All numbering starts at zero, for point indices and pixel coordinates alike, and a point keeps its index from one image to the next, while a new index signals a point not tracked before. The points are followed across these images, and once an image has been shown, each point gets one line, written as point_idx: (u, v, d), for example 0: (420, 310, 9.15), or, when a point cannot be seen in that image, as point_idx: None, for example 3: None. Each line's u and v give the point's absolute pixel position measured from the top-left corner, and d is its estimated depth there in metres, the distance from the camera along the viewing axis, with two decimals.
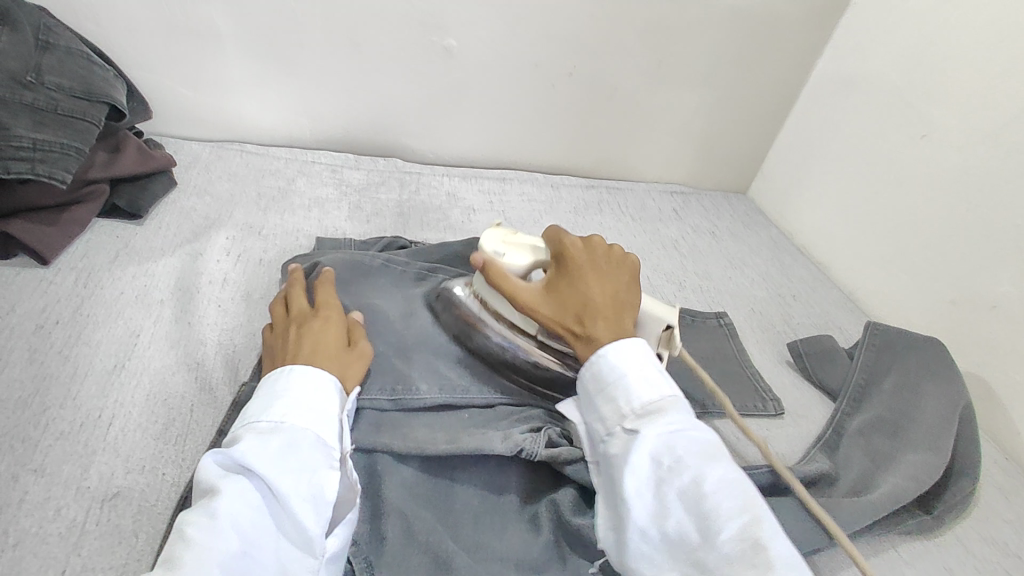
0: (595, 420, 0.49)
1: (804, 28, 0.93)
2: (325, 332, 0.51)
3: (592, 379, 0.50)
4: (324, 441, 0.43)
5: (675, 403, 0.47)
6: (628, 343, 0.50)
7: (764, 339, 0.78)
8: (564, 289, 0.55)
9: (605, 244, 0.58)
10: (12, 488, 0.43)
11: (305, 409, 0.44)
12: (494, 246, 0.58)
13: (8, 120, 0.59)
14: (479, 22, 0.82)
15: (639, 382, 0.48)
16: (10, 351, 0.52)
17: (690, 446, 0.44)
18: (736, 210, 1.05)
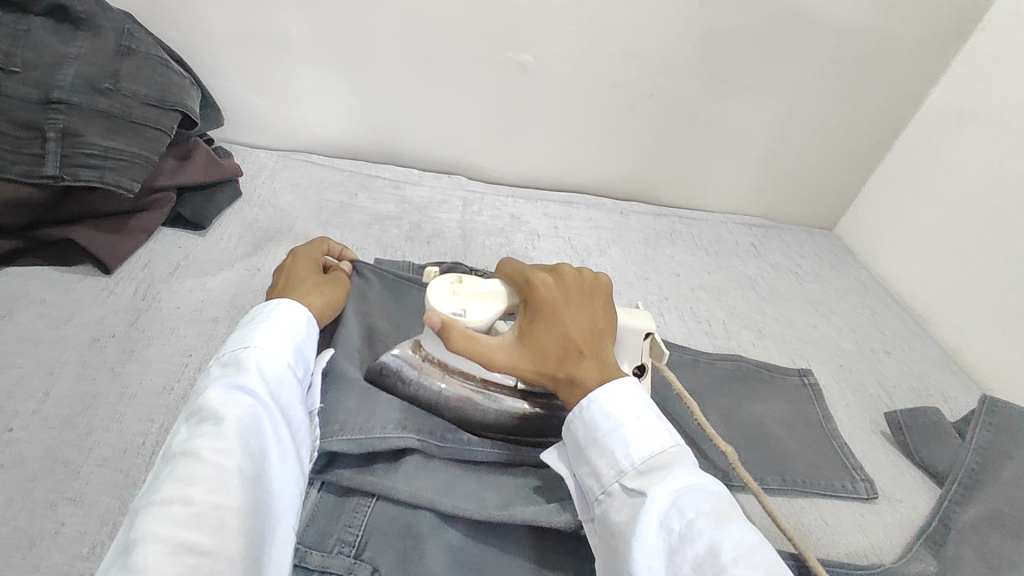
0: (587, 476, 0.43)
1: (917, 55, 0.84)
2: (295, 266, 0.58)
3: (581, 429, 0.44)
4: (293, 367, 0.46)
5: (679, 456, 0.41)
6: (621, 383, 0.45)
7: (854, 402, 0.70)
8: (537, 332, 0.47)
9: (573, 268, 0.51)
10: (48, 518, 0.41)
11: (274, 339, 0.46)
12: (450, 303, 0.47)
13: (81, 127, 0.59)
14: (559, 38, 0.77)
15: (637, 430, 0.42)
16: (63, 364, 0.51)
17: (702, 505, 0.37)
18: (823, 249, 0.96)
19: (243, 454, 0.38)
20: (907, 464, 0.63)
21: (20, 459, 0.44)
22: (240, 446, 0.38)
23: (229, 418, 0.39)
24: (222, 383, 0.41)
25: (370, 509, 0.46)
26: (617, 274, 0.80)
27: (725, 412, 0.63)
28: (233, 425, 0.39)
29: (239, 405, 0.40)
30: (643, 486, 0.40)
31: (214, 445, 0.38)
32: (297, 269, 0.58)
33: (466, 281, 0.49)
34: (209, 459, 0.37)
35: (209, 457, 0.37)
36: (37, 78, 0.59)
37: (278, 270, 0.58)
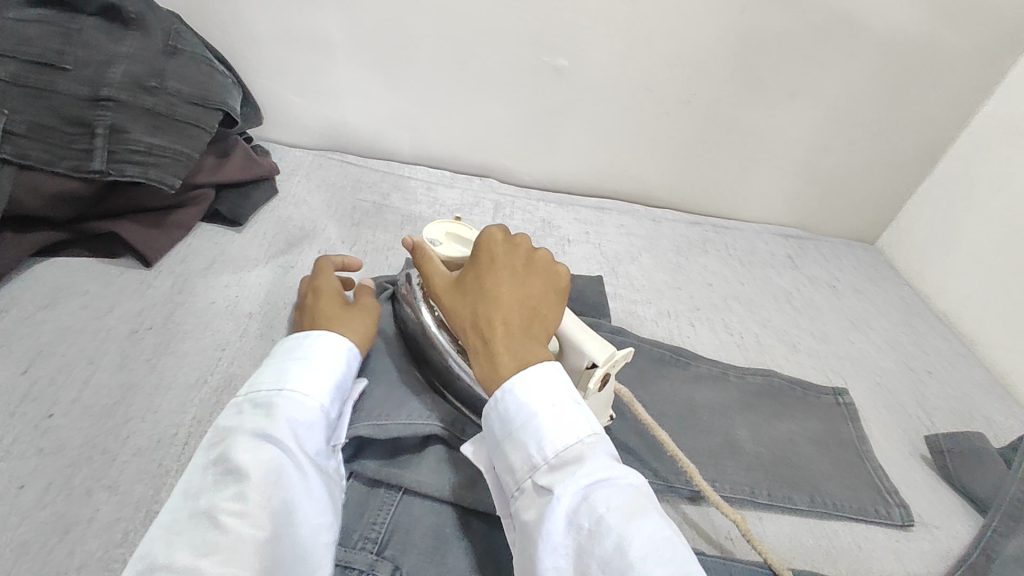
0: (503, 471, 0.40)
1: (969, 64, 0.80)
2: (319, 301, 0.54)
3: (495, 421, 0.41)
4: (325, 413, 0.45)
5: (595, 445, 0.39)
6: (540, 371, 0.42)
7: (892, 424, 0.67)
8: (469, 283, 0.47)
9: (532, 247, 0.49)
10: (85, 504, 0.42)
11: (309, 384, 0.45)
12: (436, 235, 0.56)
13: (128, 124, 0.61)
14: (597, 44, 0.77)
15: (551, 421, 0.39)
16: (103, 354, 0.53)
17: (613, 499, 0.35)
18: (862, 262, 0.93)
19: (264, 518, 0.38)
20: (948, 490, 0.61)
21: (60, 445, 0.46)
22: (261, 508, 0.38)
23: (253, 478, 0.39)
24: (248, 439, 0.41)
25: (393, 509, 0.47)
26: (648, 283, 0.80)
27: (755, 427, 0.62)
28: (256, 485, 0.39)
29: (263, 463, 0.40)
30: (553, 480, 0.37)
31: (234, 509, 0.38)
32: (321, 303, 0.54)
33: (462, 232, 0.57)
34: (228, 524, 0.37)
35: (228, 522, 0.37)
36: (88, 76, 0.60)
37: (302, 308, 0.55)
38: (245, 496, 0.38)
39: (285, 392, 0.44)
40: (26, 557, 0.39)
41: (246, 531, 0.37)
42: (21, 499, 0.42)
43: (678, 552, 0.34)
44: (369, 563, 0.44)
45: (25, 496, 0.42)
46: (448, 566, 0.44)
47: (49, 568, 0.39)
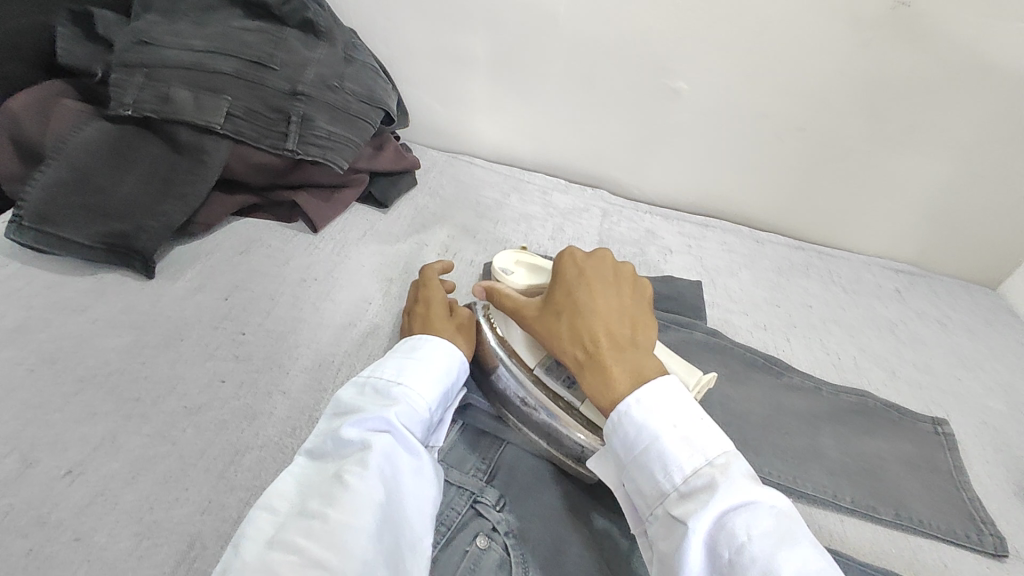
0: (639, 498, 0.45)
1: None
2: (426, 308, 0.60)
3: (624, 447, 0.46)
4: (429, 402, 0.50)
5: (725, 468, 0.42)
6: (664, 388, 0.46)
7: (994, 461, 0.66)
8: (564, 304, 0.54)
9: (608, 259, 0.57)
10: (266, 401, 0.54)
11: (420, 377, 0.51)
12: (505, 263, 0.63)
13: (315, 114, 0.73)
14: (714, 70, 0.82)
15: (677, 444, 0.44)
16: (280, 293, 0.65)
17: (752, 527, 0.38)
18: (980, 305, 0.90)
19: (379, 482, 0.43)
20: None
21: (249, 355, 0.57)
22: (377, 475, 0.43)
23: (372, 447, 0.44)
24: (365, 417, 0.46)
25: (501, 450, 0.55)
26: (746, 297, 0.84)
27: (845, 440, 0.63)
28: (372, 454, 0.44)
29: (380, 437, 0.45)
30: (687, 508, 0.41)
31: (354, 469, 0.43)
32: (429, 315, 0.59)
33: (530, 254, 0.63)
34: (350, 481, 0.42)
35: (351, 480, 0.42)
36: (288, 74, 0.73)
37: (410, 317, 0.60)
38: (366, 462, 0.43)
39: (400, 383, 0.50)
40: (225, 431, 0.51)
41: (364, 489, 0.42)
42: (222, 389, 0.54)
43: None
44: (479, 487, 0.52)
45: (225, 388, 0.54)
46: (544, 502, 0.51)
47: (241, 442, 0.50)
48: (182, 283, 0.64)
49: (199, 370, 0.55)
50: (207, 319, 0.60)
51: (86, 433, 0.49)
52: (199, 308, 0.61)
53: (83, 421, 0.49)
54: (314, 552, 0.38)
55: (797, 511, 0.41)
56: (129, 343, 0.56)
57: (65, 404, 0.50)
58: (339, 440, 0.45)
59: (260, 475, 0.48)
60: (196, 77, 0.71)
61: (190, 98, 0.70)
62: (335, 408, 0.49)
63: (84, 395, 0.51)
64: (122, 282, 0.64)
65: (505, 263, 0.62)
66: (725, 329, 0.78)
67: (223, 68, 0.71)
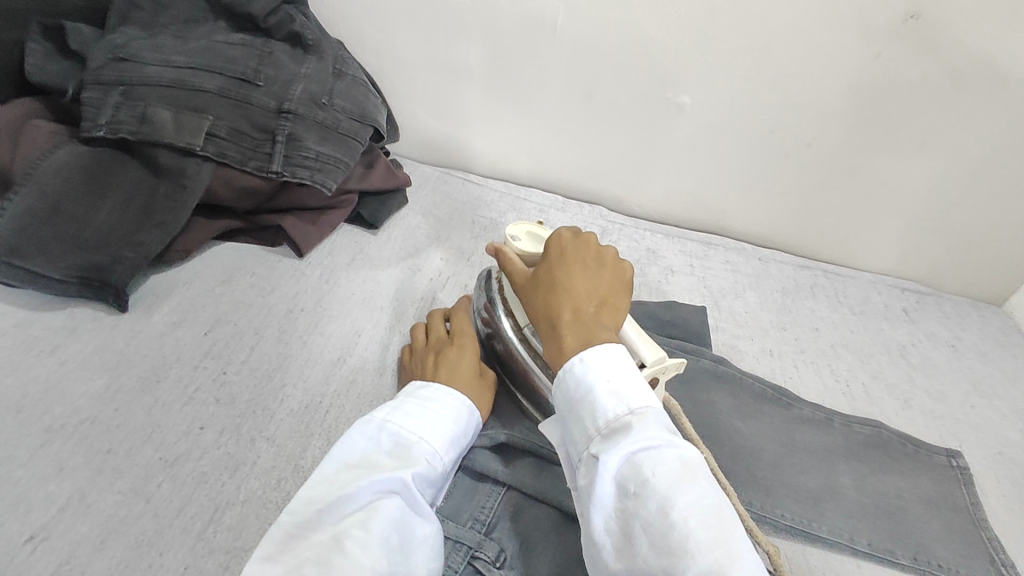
0: (568, 442, 0.46)
1: None
2: (461, 360, 0.56)
3: (560, 394, 0.47)
4: (441, 461, 0.48)
5: (645, 415, 0.43)
6: (608, 346, 0.47)
7: (1013, 496, 0.64)
8: (542, 275, 0.54)
9: (600, 245, 0.55)
10: (249, 449, 0.50)
11: (435, 431, 0.48)
12: (515, 233, 0.61)
13: (303, 133, 0.70)
14: (718, 85, 0.80)
15: (608, 393, 0.44)
16: (265, 327, 0.62)
17: (660, 466, 0.40)
18: (990, 326, 0.88)
19: (383, 554, 0.40)
20: None
21: (232, 397, 0.54)
22: (382, 544, 0.40)
23: (379, 513, 0.41)
24: (377, 475, 0.43)
25: (500, 497, 0.52)
26: (751, 320, 0.81)
27: (860, 477, 0.61)
28: (380, 522, 0.41)
29: (388, 501, 0.42)
30: (604, 449, 0.42)
31: (357, 536, 0.40)
32: (461, 366, 0.55)
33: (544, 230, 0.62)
34: (351, 551, 0.39)
35: (352, 549, 0.39)
36: (275, 92, 0.69)
37: (439, 360, 0.56)
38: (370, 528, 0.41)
39: (414, 436, 0.47)
40: (204, 485, 0.47)
41: (367, 562, 0.39)
42: (202, 437, 0.50)
43: (718, 515, 0.38)
44: (477, 541, 0.48)
45: (205, 436, 0.50)
46: (548, 557, 0.48)
47: (221, 497, 0.47)
48: (161, 318, 0.61)
49: (177, 416, 0.51)
50: (187, 358, 0.57)
51: (52, 492, 0.45)
52: (179, 345, 0.58)
53: (49, 477, 0.46)
54: None
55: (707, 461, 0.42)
56: (102, 386, 0.53)
57: (31, 458, 0.47)
58: (346, 497, 0.42)
59: (241, 535, 0.45)
60: (177, 96, 0.67)
61: (170, 118, 0.66)
62: (344, 454, 0.46)
63: (51, 447, 0.48)
64: (96, 317, 0.60)
65: (516, 234, 0.61)
66: (730, 355, 0.76)
67: (205, 85, 0.68)
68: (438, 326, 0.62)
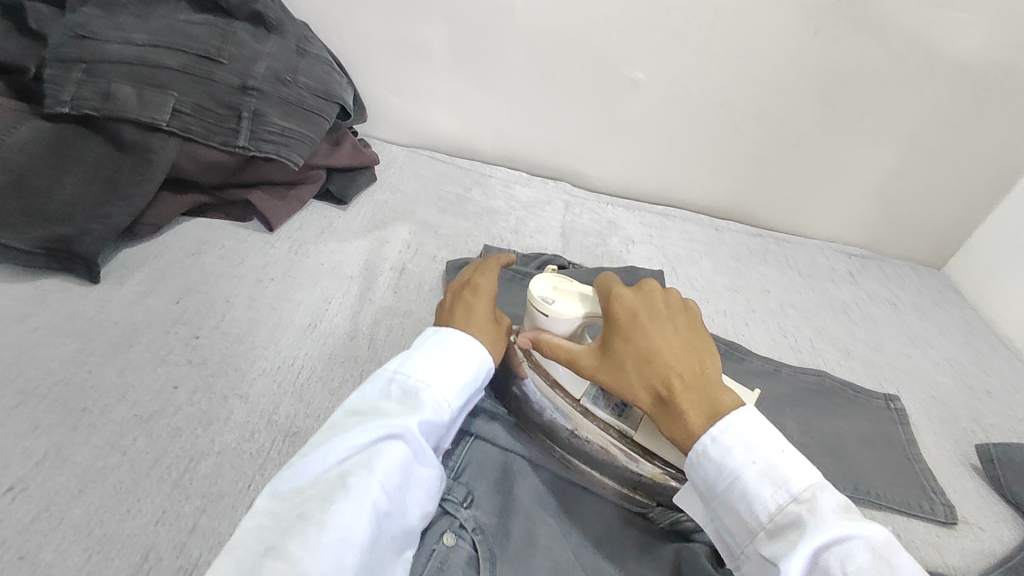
0: (729, 532, 0.44)
1: None
2: (475, 305, 0.55)
3: (703, 482, 0.45)
4: (448, 409, 0.48)
5: (813, 503, 0.40)
6: (740, 419, 0.44)
7: (942, 433, 0.69)
8: (621, 348, 0.49)
9: (656, 288, 0.52)
10: (223, 405, 0.52)
11: (445, 380, 0.49)
12: (544, 292, 0.53)
13: (267, 109, 0.71)
14: (672, 59, 0.83)
15: (760, 477, 0.42)
16: (236, 295, 0.63)
17: (853, 566, 0.37)
18: (928, 285, 0.94)
19: (384, 495, 0.41)
20: (995, 498, 0.62)
21: (204, 359, 0.55)
22: (383, 486, 0.41)
23: (382, 455, 0.42)
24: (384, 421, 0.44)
25: (468, 446, 0.55)
26: (707, 284, 0.85)
27: (804, 419, 0.65)
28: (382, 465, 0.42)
29: (390, 444, 0.43)
30: (777, 550, 0.40)
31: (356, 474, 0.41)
32: (475, 311, 0.54)
33: (567, 282, 0.55)
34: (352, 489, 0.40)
35: (354, 487, 0.40)
36: (238, 68, 0.70)
37: (457, 304, 0.56)
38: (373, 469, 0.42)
39: (424, 383, 0.48)
40: (179, 438, 0.49)
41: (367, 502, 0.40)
42: (175, 396, 0.52)
43: None
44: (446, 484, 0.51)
45: (179, 394, 0.52)
46: (514, 497, 0.51)
47: (196, 449, 0.48)
48: (130, 287, 0.62)
49: (150, 377, 0.53)
50: (158, 324, 0.58)
51: (29, 447, 0.46)
52: (149, 313, 0.59)
53: (24, 435, 0.47)
54: (305, 561, 0.36)
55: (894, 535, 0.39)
56: (74, 351, 0.54)
57: (4, 417, 0.48)
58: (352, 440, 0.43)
59: (217, 482, 0.47)
60: (140, 72, 0.68)
61: (134, 94, 0.67)
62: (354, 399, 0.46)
63: (25, 407, 0.49)
64: (65, 289, 0.61)
65: (544, 294, 0.53)
66: None
67: (167, 62, 0.68)
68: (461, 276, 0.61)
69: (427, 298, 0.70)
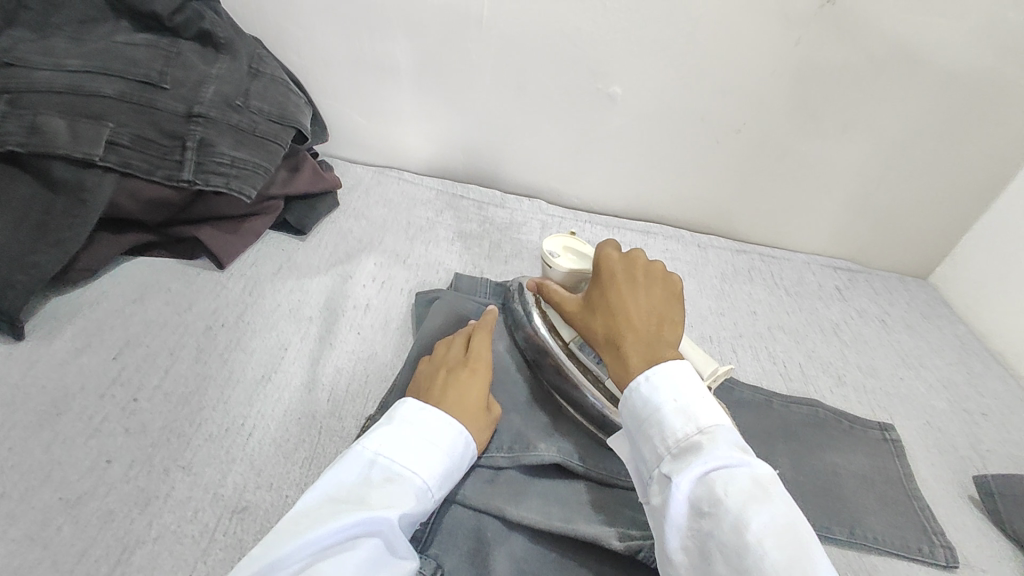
0: (641, 463, 0.45)
1: None
2: (469, 390, 0.53)
3: (630, 415, 0.46)
4: (429, 500, 0.46)
5: (714, 436, 0.42)
6: (673, 366, 0.46)
7: (939, 462, 0.66)
8: (594, 296, 0.55)
9: (648, 259, 0.55)
10: (162, 481, 0.47)
11: (431, 469, 0.46)
12: (552, 247, 0.63)
13: (215, 138, 0.65)
14: (650, 74, 0.79)
15: (676, 412, 0.43)
16: (182, 346, 0.58)
17: (732, 484, 0.38)
18: (917, 299, 0.91)
19: None
20: (997, 535, 0.59)
21: (142, 426, 0.50)
22: None
23: (359, 554, 0.40)
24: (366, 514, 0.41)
25: (438, 512, 0.50)
26: (691, 308, 0.81)
27: (797, 457, 0.61)
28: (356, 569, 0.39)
29: (368, 542, 0.40)
30: (677, 470, 0.41)
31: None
32: (469, 398, 0.52)
33: (579, 242, 0.64)
34: None
35: None
36: (183, 95, 0.65)
37: (450, 382, 0.54)
38: (346, 571, 0.39)
39: (409, 472, 0.46)
40: (110, 524, 0.44)
41: None
42: (109, 472, 0.47)
43: (793, 534, 0.36)
44: None
45: (113, 470, 0.47)
46: (488, 568, 0.47)
47: (130, 536, 0.44)
48: (62, 343, 0.56)
49: (80, 452, 0.48)
50: (92, 386, 0.53)
51: None
52: (83, 373, 0.54)
53: None
54: None
55: (778, 479, 0.40)
56: None
57: None
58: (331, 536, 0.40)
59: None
60: (71, 102, 0.61)
61: (64, 127, 0.61)
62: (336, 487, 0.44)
63: None
64: None
65: (553, 249, 0.63)
66: None
67: (102, 90, 0.62)
68: (458, 341, 0.59)
69: (394, 338, 0.65)
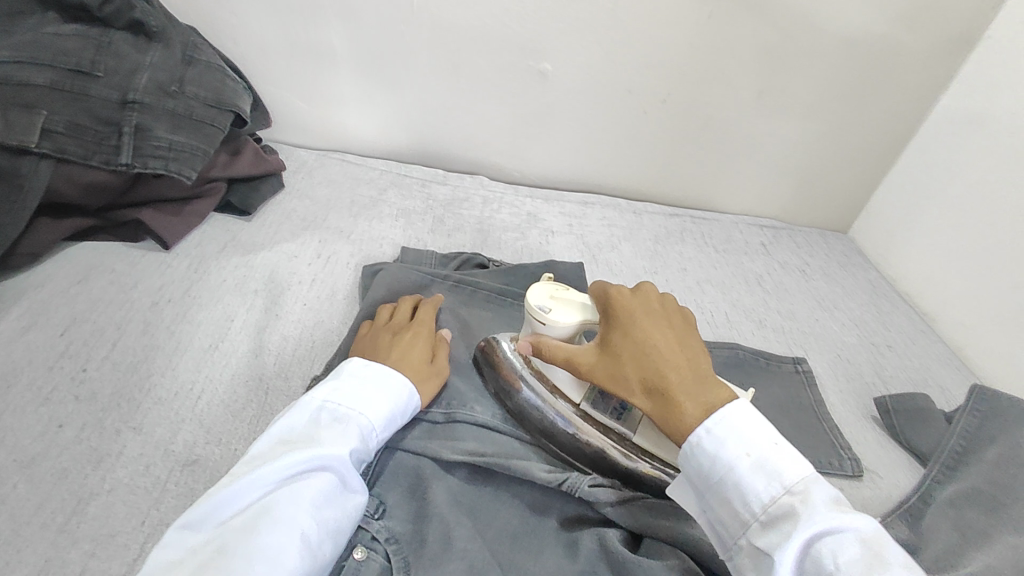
0: (719, 523, 0.44)
1: (937, 61, 0.84)
2: (413, 346, 0.57)
3: (695, 473, 0.44)
4: (376, 437, 0.49)
5: (806, 496, 0.40)
6: (734, 414, 0.44)
7: (846, 390, 0.73)
8: (616, 341, 0.51)
9: (656, 292, 0.54)
10: (114, 440, 0.50)
11: (374, 409, 0.50)
12: (540, 300, 0.56)
13: (151, 123, 0.67)
14: (577, 50, 0.84)
15: (753, 469, 0.42)
16: (129, 321, 0.60)
17: (843, 554, 0.37)
18: (835, 250, 0.98)
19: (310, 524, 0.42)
20: (896, 447, 0.66)
21: (93, 394, 0.53)
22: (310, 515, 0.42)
23: (308, 485, 0.43)
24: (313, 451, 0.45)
25: (380, 457, 0.54)
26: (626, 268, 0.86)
27: None
28: (308, 497, 0.43)
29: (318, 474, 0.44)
30: (773, 540, 0.40)
31: (295, 510, 0.42)
32: (411, 352, 0.57)
33: (565, 289, 0.57)
34: (278, 519, 0.41)
35: (280, 517, 0.41)
36: (117, 82, 0.66)
37: (394, 341, 0.58)
38: (299, 499, 0.42)
39: (353, 412, 0.49)
40: (65, 480, 0.46)
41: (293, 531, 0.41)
42: (61, 435, 0.49)
43: None
44: None
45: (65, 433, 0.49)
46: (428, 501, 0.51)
47: (84, 489, 0.46)
48: (8, 324, 0.58)
49: (32, 419, 0.50)
50: (41, 360, 0.55)
51: None
52: (30, 350, 0.56)
53: None
54: None
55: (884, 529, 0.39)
56: None
57: None
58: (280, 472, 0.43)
59: (108, 522, 0.45)
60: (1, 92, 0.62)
61: None
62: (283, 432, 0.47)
63: None
64: None
65: (542, 303, 0.56)
66: None
67: (33, 79, 0.63)
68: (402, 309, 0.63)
69: (340, 306, 0.68)
